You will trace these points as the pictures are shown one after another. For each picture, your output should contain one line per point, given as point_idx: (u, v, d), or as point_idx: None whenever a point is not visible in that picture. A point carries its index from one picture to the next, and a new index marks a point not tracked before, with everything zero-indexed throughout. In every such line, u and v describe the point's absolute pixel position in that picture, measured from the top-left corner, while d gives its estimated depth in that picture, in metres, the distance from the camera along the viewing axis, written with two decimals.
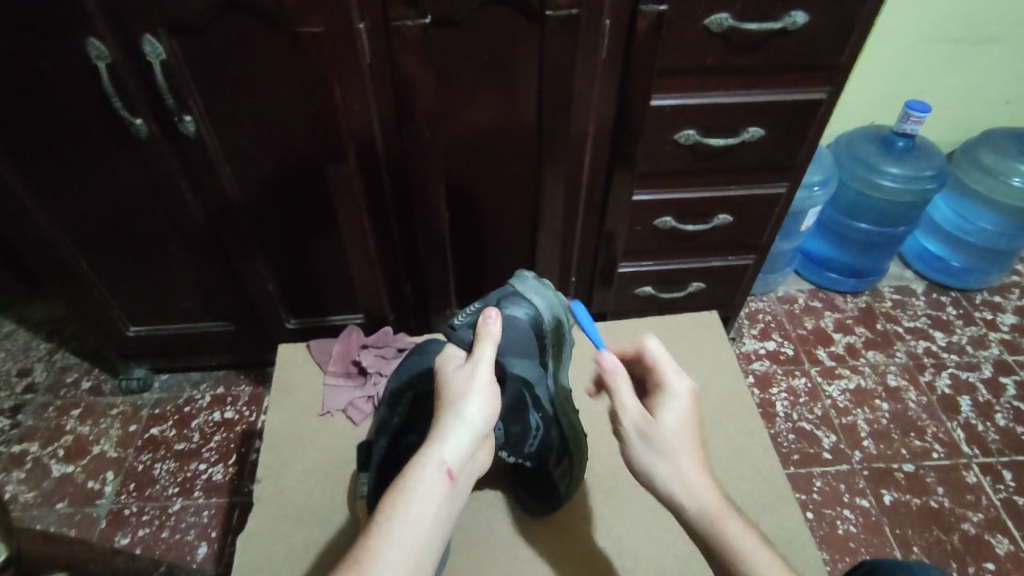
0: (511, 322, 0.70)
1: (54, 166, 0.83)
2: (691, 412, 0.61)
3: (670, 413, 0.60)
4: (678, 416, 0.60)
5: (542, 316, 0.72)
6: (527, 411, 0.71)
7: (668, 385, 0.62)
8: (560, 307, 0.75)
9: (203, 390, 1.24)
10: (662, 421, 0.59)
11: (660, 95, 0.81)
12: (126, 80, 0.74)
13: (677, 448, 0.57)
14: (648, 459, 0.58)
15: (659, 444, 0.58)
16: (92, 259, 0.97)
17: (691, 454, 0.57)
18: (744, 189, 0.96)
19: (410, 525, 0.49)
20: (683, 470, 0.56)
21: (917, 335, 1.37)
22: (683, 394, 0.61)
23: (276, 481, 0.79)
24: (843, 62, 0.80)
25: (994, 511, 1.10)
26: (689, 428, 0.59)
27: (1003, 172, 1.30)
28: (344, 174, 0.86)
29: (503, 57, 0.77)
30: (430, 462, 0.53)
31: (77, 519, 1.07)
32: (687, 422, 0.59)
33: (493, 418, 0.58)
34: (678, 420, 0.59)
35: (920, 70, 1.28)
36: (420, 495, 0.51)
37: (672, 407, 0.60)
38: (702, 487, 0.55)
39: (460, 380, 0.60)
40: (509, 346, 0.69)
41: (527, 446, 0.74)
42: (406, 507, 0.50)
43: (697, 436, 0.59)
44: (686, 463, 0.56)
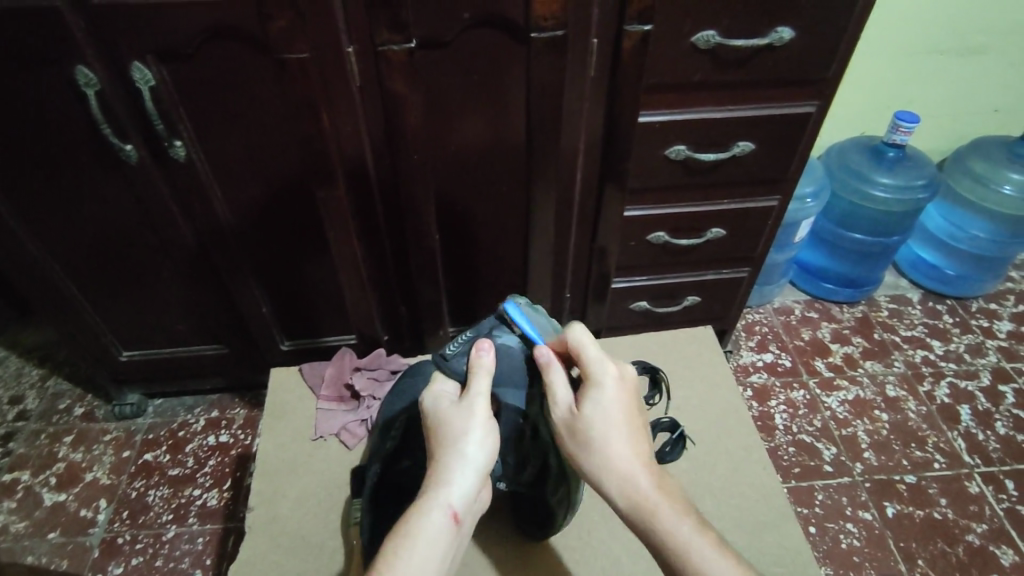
0: (505, 352, 0.71)
1: (43, 192, 0.83)
2: (619, 399, 0.64)
3: (597, 405, 0.63)
4: (603, 402, 0.63)
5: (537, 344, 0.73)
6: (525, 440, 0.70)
7: (594, 374, 0.66)
8: (556, 335, 0.76)
9: (197, 413, 1.22)
10: (588, 413, 0.63)
11: (649, 112, 0.81)
12: (116, 107, 0.74)
13: (604, 438, 0.61)
14: (581, 449, 0.62)
15: (589, 434, 0.62)
16: (83, 285, 0.97)
17: (618, 444, 0.61)
18: (736, 202, 0.96)
19: (419, 567, 0.52)
20: (611, 458, 0.60)
21: (914, 344, 1.37)
22: (609, 382, 0.65)
23: (269, 509, 0.78)
24: (831, 76, 0.81)
25: (998, 521, 1.09)
26: (619, 417, 0.63)
27: (993, 179, 1.31)
28: (335, 197, 0.87)
29: (491, 78, 0.77)
30: (437, 505, 0.56)
31: (69, 548, 1.05)
32: (615, 406, 0.63)
33: (491, 457, 0.62)
34: (603, 413, 0.63)
35: (908, 80, 1.29)
36: (428, 538, 0.54)
37: (598, 399, 0.64)
38: (631, 472, 0.60)
39: (458, 418, 0.63)
40: (507, 376, 0.70)
41: (524, 476, 0.73)
42: (414, 549, 0.53)
43: (626, 421, 0.63)
44: (616, 447, 0.61)
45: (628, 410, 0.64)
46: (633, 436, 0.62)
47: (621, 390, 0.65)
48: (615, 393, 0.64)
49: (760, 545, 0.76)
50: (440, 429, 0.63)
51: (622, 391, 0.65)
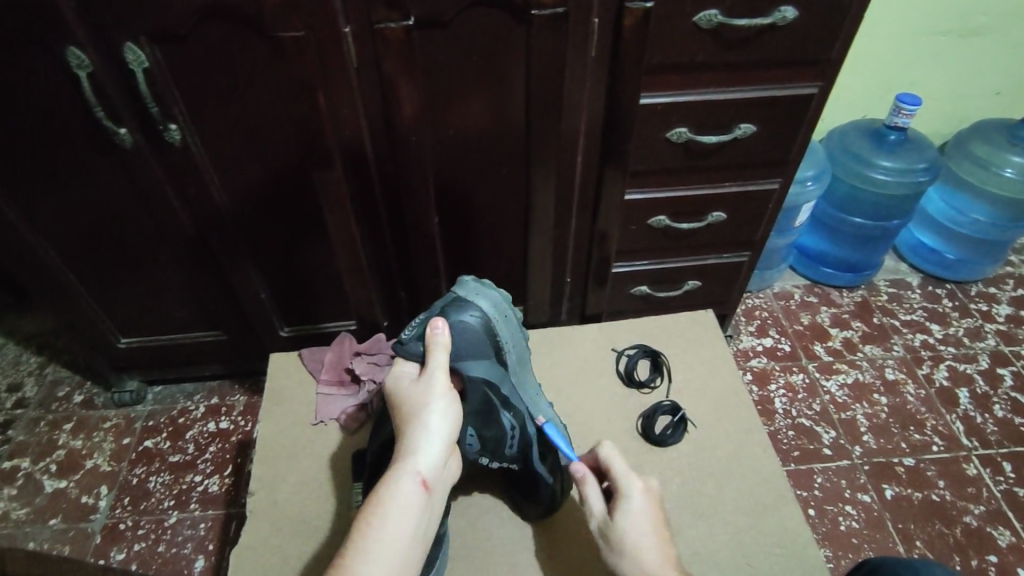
0: (460, 327, 0.73)
1: (37, 177, 0.82)
2: (650, 512, 0.64)
3: (627, 518, 0.63)
4: (635, 519, 0.63)
5: (492, 316, 0.76)
6: (499, 413, 0.72)
7: (623, 486, 0.66)
8: (505, 305, 0.78)
9: (197, 400, 1.22)
10: (620, 525, 0.63)
11: (649, 93, 0.80)
12: (109, 89, 0.73)
13: (635, 550, 0.61)
14: (617, 559, 0.63)
15: (623, 546, 0.62)
16: (79, 271, 0.96)
17: (651, 553, 0.60)
18: (737, 185, 0.95)
19: (393, 533, 0.53)
20: (642, 569, 0.60)
21: (914, 328, 1.37)
22: (635, 494, 0.65)
23: (270, 493, 0.78)
24: (834, 56, 0.80)
25: (995, 502, 1.10)
26: (650, 529, 0.62)
27: (996, 162, 1.30)
28: (331, 179, 0.86)
29: (489, 59, 0.76)
30: (407, 475, 0.57)
31: (71, 535, 1.05)
32: (647, 518, 0.63)
33: (455, 430, 0.63)
34: (633, 523, 0.63)
35: (911, 62, 1.28)
36: (400, 506, 0.55)
37: (629, 514, 0.63)
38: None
39: (423, 397, 0.64)
40: (464, 351, 0.72)
41: (507, 450, 0.73)
42: (386, 517, 0.54)
43: (658, 531, 0.63)
44: (647, 559, 0.60)
45: (657, 518, 0.64)
46: (663, 545, 0.62)
47: (649, 500, 0.65)
48: (642, 507, 0.64)
49: (760, 527, 0.76)
50: (405, 409, 0.64)
51: (651, 502, 0.64)
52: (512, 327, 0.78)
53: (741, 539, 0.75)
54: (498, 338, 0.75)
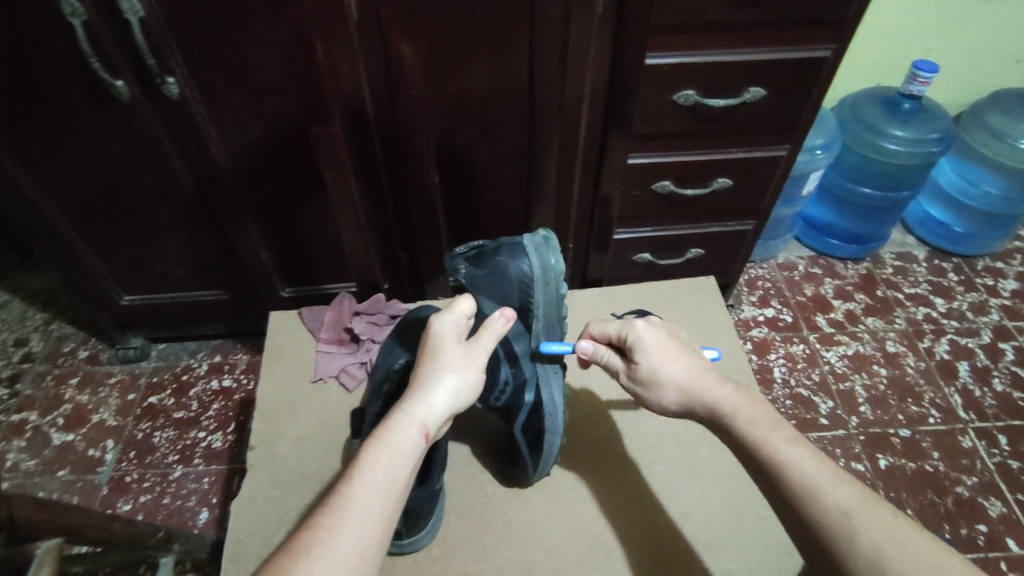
0: (499, 269, 0.76)
1: (35, 129, 0.81)
2: (662, 341, 0.66)
3: (647, 350, 0.65)
4: (652, 348, 0.65)
5: (533, 277, 0.74)
6: (500, 363, 0.75)
7: (627, 333, 0.67)
8: (555, 275, 0.74)
9: (200, 358, 1.24)
10: (641, 359, 0.66)
11: (657, 53, 0.78)
12: (105, 40, 0.71)
13: (667, 375, 0.63)
14: (655, 395, 0.65)
15: (651, 376, 0.65)
16: (81, 226, 0.96)
17: (678, 370, 0.63)
18: (743, 151, 0.93)
19: (390, 472, 0.52)
20: (676, 383, 0.63)
21: (917, 301, 1.36)
22: (641, 328, 0.66)
23: (271, 448, 0.79)
24: (849, 17, 0.77)
25: (988, 474, 1.11)
26: (667, 351, 0.65)
27: (1010, 134, 1.27)
28: (332, 135, 0.84)
29: (495, 15, 0.74)
30: (413, 423, 0.57)
31: (79, 486, 1.08)
32: (658, 343, 0.65)
33: (468, 400, 0.63)
34: (649, 353, 0.65)
35: (931, 27, 1.24)
36: (402, 450, 0.54)
37: (642, 346, 0.65)
38: (710, 395, 0.61)
39: (450, 355, 0.63)
40: (495, 290, 0.76)
41: (494, 399, 0.76)
42: (388, 456, 0.53)
43: (683, 358, 0.64)
44: (674, 374, 0.63)
45: (674, 343, 0.66)
46: (694, 360, 0.64)
47: (659, 329, 0.67)
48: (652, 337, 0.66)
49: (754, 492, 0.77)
50: (428, 359, 0.63)
51: (662, 332, 0.67)
52: (555, 298, 0.76)
53: (733, 501, 0.76)
54: (530, 298, 0.75)
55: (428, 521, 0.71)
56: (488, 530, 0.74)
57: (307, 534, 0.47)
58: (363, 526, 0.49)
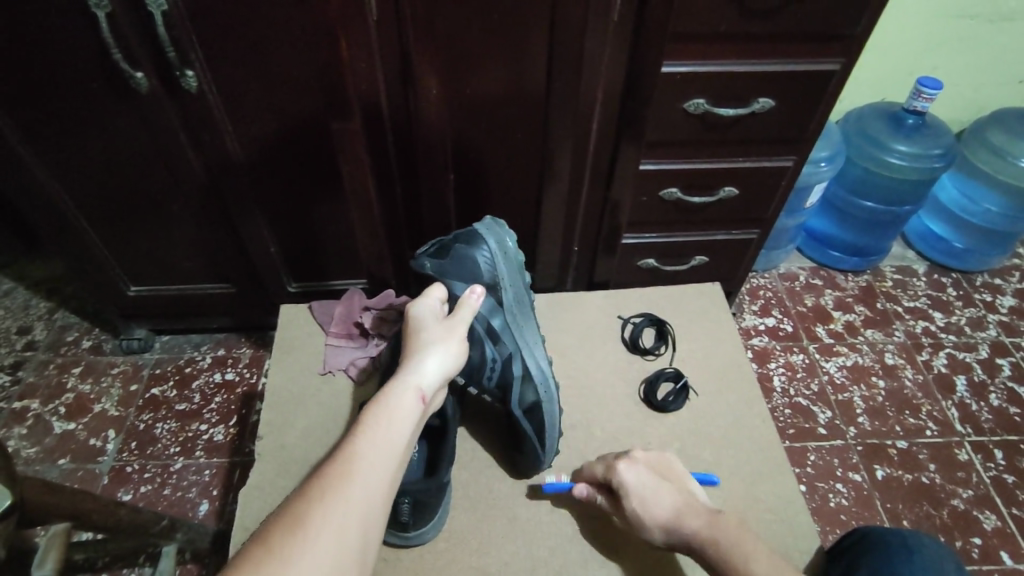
0: (458, 255, 0.78)
1: (51, 118, 0.82)
2: (649, 479, 0.69)
3: (630, 495, 0.68)
4: (635, 490, 0.68)
5: (491, 252, 0.78)
6: (482, 339, 0.78)
7: (613, 478, 0.71)
8: (509, 246, 0.79)
9: (203, 351, 1.24)
10: (628, 505, 0.68)
11: (671, 61, 0.80)
12: (126, 33, 0.72)
13: (653, 514, 0.66)
14: (643, 534, 0.67)
15: (643, 524, 0.66)
16: (92, 217, 0.96)
17: (663, 510, 0.65)
18: (751, 160, 0.95)
19: (393, 428, 0.55)
20: (665, 526, 0.65)
21: (916, 315, 1.38)
22: (624, 473, 0.70)
23: (277, 439, 0.80)
24: (860, 32, 0.79)
25: (984, 488, 1.12)
26: (650, 488, 0.67)
27: (1011, 152, 1.29)
28: (348, 131, 0.86)
29: (511, 20, 0.75)
30: (408, 387, 0.59)
31: (79, 475, 1.08)
32: (643, 481, 0.68)
33: (456, 370, 0.66)
34: (636, 494, 0.68)
35: (936, 46, 1.26)
36: (402, 410, 0.57)
37: (628, 491, 0.68)
38: (692, 531, 0.63)
39: (433, 333, 0.67)
40: (461, 273, 0.77)
41: (487, 379, 0.80)
42: (390, 415, 0.56)
43: (666, 489, 0.67)
44: (657, 511, 0.66)
45: (656, 478, 0.69)
46: (676, 493, 0.67)
47: (640, 467, 0.70)
48: (634, 479, 0.69)
49: (755, 494, 0.78)
50: (414, 339, 0.67)
51: (644, 470, 0.70)
52: (516, 268, 0.79)
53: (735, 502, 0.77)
54: (495, 275, 0.77)
55: (434, 514, 0.71)
56: (491, 528, 0.75)
57: (316, 482, 0.48)
58: (371, 472, 0.50)
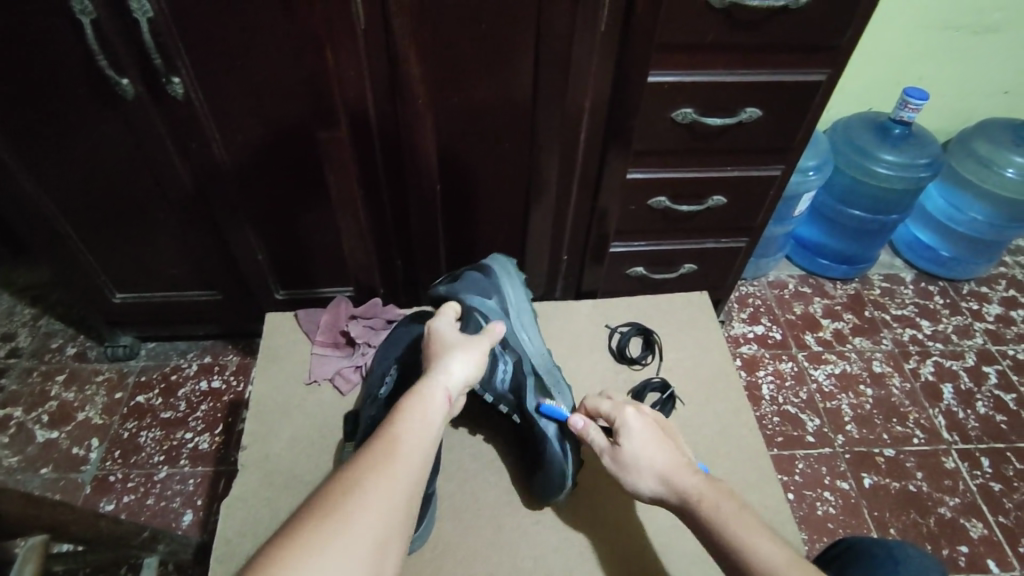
0: (469, 277, 0.84)
1: (35, 124, 0.81)
2: (651, 430, 0.67)
3: (630, 437, 0.66)
4: (634, 433, 0.66)
5: (497, 273, 0.85)
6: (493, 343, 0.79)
7: (617, 415, 0.69)
8: (511, 270, 0.87)
9: (190, 358, 1.23)
10: (624, 443, 0.66)
11: (658, 71, 0.80)
12: (111, 39, 0.71)
13: (647, 458, 0.64)
14: (630, 478, 0.65)
15: (634, 464, 0.65)
16: (77, 223, 0.95)
17: (659, 457, 0.63)
18: (739, 170, 0.95)
19: (425, 423, 0.55)
20: (657, 473, 0.63)
21: (904, 323, 1.38)
22: (629, 414, 0.68)
23: (262, 449, 0.79)
24: (844, 43, 0.79)
25: (970, 496, 1.12)
26: (653, 437, 0.66)
27: (997, 162, 1.31)
28: (335, 139, 0.85)
29: (498, 30, 0.76)
30: (436, 388, 0.59)
31: (61, 484, 1.06)
32: (645, 428, 0.67)
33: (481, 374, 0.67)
34: (636, 438, 0.66)
35: (921, 57, 1.27)
36: (433, 407, 0.57)
37: (628, 432, 0.67)
38: (682, 483, 0.61)
39: (457, 341, 0.67)
40: (472, 287, 0.82)
41: (499, 388, 0.79)
42: (422, 411, 0.57)
43: (665, 441, 0.66)
44: (654, 457, 0.64)
45: (657, 430, 0.67)
46: (675, 450, 0.65)
47: (647, 416, 0.69)
48: (640, 424, 0.67)
49: (741, 504, 0.78)
50: (437, 347, 0.67)
51: (650, 422, 0.68)
52: (521, 288, 0.86)
53: None
54: (502, 292, 0.84)
55: (421, 524, 0.70)
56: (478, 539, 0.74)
57: (354, 469, 0.49)
58: (405, 468, 0.50)
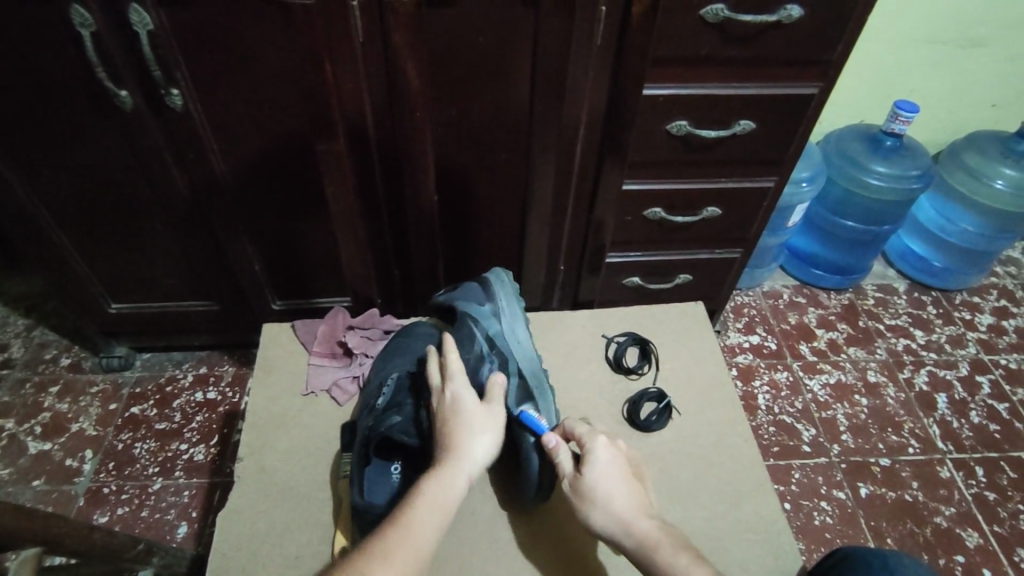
0: (467, 287, 0.89)
1: (33, 135, 0.81)
2: (617, 466, 0.68)
3: (596, 470, 0.67)
4: (602, 468, 0.68)
5: (491, 279, 0.88)
6: (477, 339, 0.81)
7: (587, 444, 0.70)
8: (506, 278, 0.88)
9: (185, 369, 1.23)
10: (589, 475, 0.67)
11: (653, 84, 0.81)
12: (111, 51, 0.72)
13: (609, 496, 0.66)
14: (586, 510, 0.67)
15: (594, 498, 0.66)
16: (72, 234, 0.95)
17: (621, 499, 0.65)
18: (734, 181, 0.96)
19: (443, 504, 0.63)
20: (617, 513, 0.65)
21: (897, 333, 1.39)
22: (599, 446, 0.69)
23: (258, 460, 0.79)
24: (836, 57, 0.81)
25: (965, 505, 1.13)
26: (618, 475, 0.67)
27: (987, 174, 1.32)
28: (333, 152, 0.86)
29: (495, 45, 0.77)
30: (460, 479, 0.66)
31: (54, 496, 1.05)
32: (612, 464, 0.68)
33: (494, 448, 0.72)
34: (602, 474, 0.67)
35: (911, 71, 1.29)
36: (451, 488, 0.64)
37: (596, 464, 0.68)
38: (639, 529, 0.64)
39: (476, 417, 0.71)
40: (466, 295, 0.87)
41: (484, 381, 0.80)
42: (442, 491, 0.64)
43: (628, 481, 0.67)
44: (616, 498, 0.66)
45: (623, 468, 0.68)
46: (636, 492, 0.67)
47: (615, 451, 0.70)
48: (607, 457, 0.69)
49: (739, 514, 0.78)
50: (458, 423, 0.70)
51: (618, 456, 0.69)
52: (514, 294, 0.87)
53: (717, 524, 0.77)
54: (494, 295, 0.86)
55: None
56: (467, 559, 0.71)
57: (382, 544, 0.57)
58: (424, 551, 0.58)
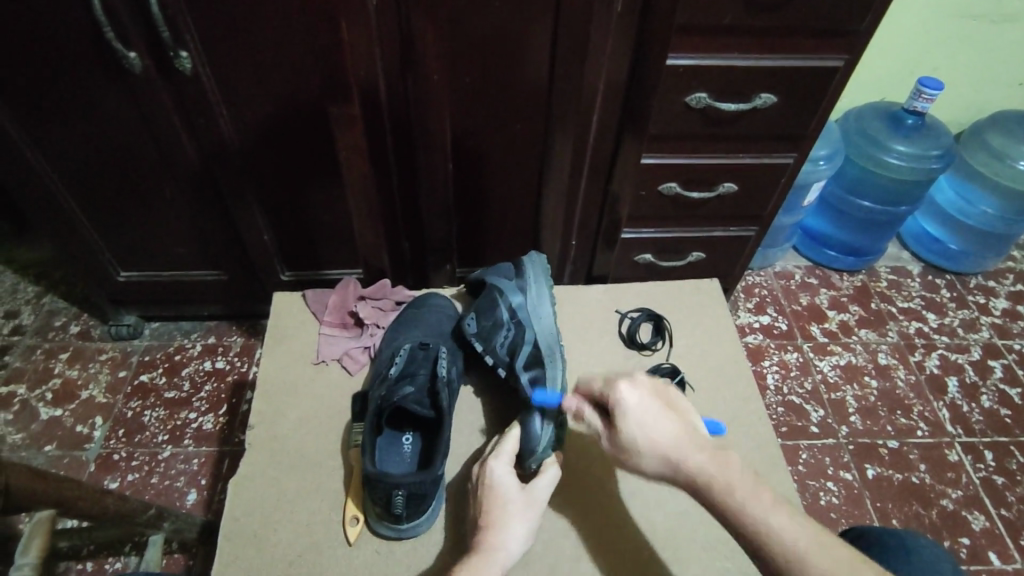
0: (502, 266, 0.90)
1: (40, 97, 0.80)
2: (650, 405, 0.62)
3: (629, 416, 0.61)
4: (633, 413, 0.61)
5: (523, 260, 0.88)
6: (499, 306, 0.83)
7: (611, 395, 0.64)
8: (538, 260, 0.87)
9: (194, 339, 1.22)
10: (624, 425, 0.61)
11: (676, 54, 0.79)
12: (119, 11, 0.70)
13: (651, 438, 0.59)
14: (635, 462, 0.60)
15: (636, 447, 0.60)
16: (81, 200, 0.94)
17: (663, 437, 0.59)
18: (752, 156, 0.94)
19: None
20: (664, 453, 0.58)
21: (910, 316, 1.38)
22: (623, 392, 0.63)
23: (269, 429, 0.79)
24: (864, 28, 0.78)
25: (973, 488, 1.12)
26: (652, 415, 0.61)
27: (1009, 155, 1.29)
28: (346, 116, 0.84)
29: (513, 8, 0.74)
30: (494, 566, 0.58)
31: (65, 462, 1.06)
32: (644, 405, 0.62)
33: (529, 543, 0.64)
34: (635, 418, 0.61)
35: (938, 46, 1.25)
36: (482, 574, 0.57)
37: (627, 411, 0.62)
38: (693, 464, 0.57)
39: (509, 523, 0.63)
40: (497, 272, 0.89)
41: (498, 346, 0.81)
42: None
43: (665, 416, 0.61)
44: (657, 436, 0.59)
45: (656, 404, 0.62)
46: (675, 422, 0.60)
47: (642, 390, 0.63)
48: (635, 400, 0.62)
49: None
50: (486, 531, 0.62)
51: (645, 394, 0.63)
52: (543, 271, 0.86)
53: None
54: (522, 271, 0.86)
55: (429, 507, 0.69)
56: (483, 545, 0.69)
57: None
58: None
